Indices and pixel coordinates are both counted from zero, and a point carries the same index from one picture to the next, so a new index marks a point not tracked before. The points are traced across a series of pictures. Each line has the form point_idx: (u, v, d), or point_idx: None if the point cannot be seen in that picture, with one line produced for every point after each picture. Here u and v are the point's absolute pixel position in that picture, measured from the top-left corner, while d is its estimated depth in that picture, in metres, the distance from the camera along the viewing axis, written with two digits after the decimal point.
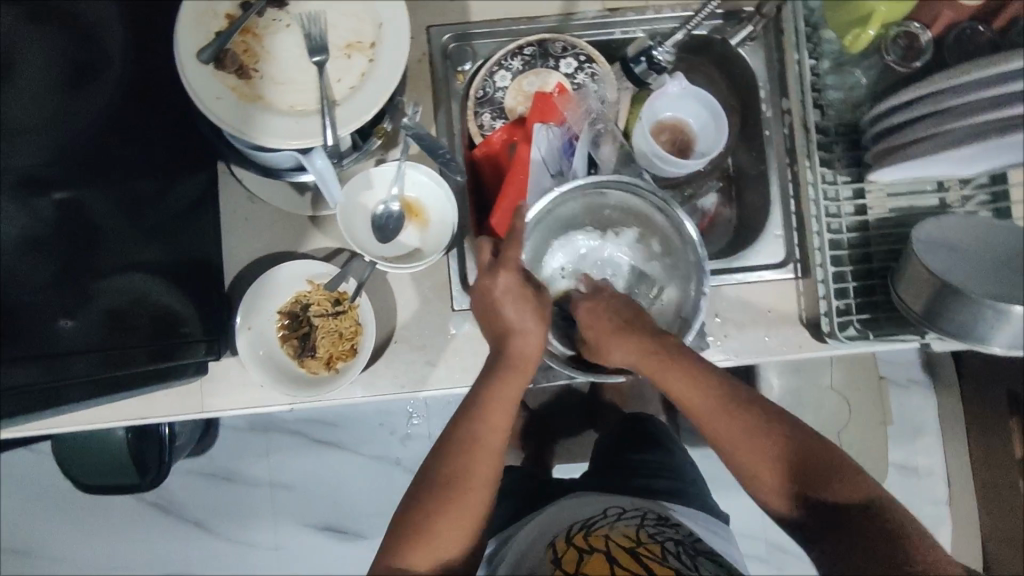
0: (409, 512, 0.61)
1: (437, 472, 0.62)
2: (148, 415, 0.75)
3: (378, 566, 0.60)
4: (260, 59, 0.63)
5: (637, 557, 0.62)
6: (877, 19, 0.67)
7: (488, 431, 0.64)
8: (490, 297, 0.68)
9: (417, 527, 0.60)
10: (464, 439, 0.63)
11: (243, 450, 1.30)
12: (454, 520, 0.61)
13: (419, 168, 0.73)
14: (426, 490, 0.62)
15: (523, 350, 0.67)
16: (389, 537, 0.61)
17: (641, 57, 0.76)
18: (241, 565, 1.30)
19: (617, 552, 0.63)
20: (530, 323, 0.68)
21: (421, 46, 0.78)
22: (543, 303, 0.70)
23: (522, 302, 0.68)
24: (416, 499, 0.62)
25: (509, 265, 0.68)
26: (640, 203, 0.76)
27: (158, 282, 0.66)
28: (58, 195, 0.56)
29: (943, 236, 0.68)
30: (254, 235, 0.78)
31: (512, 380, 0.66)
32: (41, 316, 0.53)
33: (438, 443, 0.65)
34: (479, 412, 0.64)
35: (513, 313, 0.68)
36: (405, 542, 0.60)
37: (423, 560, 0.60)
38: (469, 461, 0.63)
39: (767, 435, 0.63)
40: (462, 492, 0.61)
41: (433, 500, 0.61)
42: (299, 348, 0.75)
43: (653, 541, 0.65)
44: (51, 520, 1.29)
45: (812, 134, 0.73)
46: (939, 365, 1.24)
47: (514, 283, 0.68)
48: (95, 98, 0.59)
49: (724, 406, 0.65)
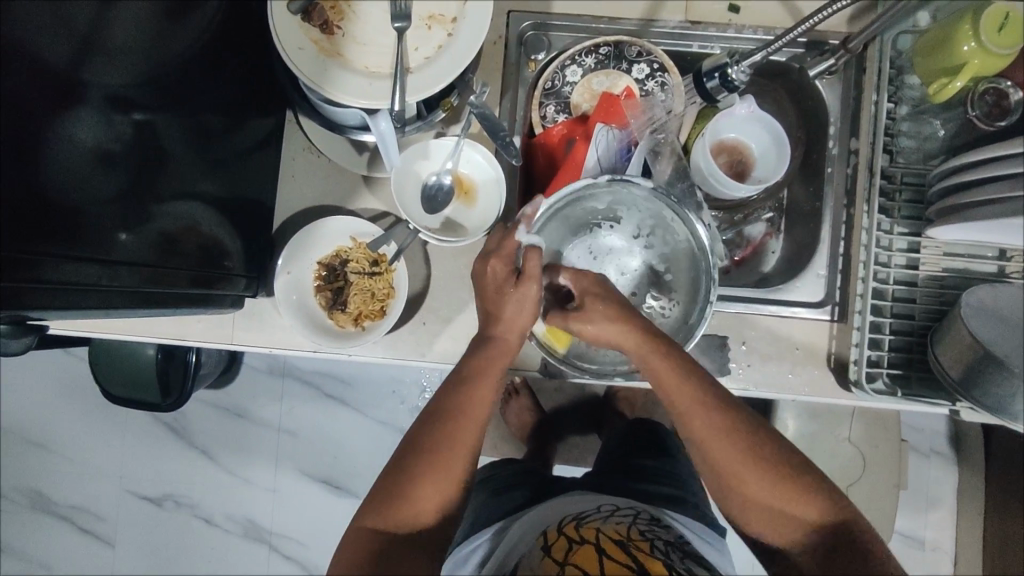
0: (397, 472, 0.62)
1: (424, 437, 0.64)
2: (182, 337, 0.79)
3: (362, 524, 0.61)
4: (345, 17, 0.66)
5: (626, 549, 0.66)
6: (968, 71, 0.64)
7: (470, 402, 0.65)
8: (487, 285, 0.67)
9: (400, 490, 0.61)
10: (448, 407, 0.64)
11: (260, 391, 1.35)
12: (438, 483, 0.62)
13: (476, 148, 0.75)
14: (413, 453, 0.63)
15: (510, 333, 0.67)
16: (372, 498, 0.62)
17: (715, 73, 0.70)
18: (239, 501, 1.35)
19: (605, 543, 0.67)
20: (523, 308, 0.67)
21: (499, 28, 0.79)
22: (530, 292, 0.66)
23: (517, 292, 0.66)
24: (403, 462, 0.63)
25: (503, 253, 0.68)
26: (654, 207, 0.74)
27: (209, 213, 0.69)
28: (137, 117, 0.58)
29: (996, 306, 0.66)
30: (307, 185, 0.81)
31: (496, 358, 0.66)
32: (102, 225, 0.55)
33: (425, 412, 0.66)
34: (465, 382, 0.65)
35: (507, 306, 0.66)
36: (389, 501, 0.61)
37: (404, 518, 0.61)
38: (454, 428, 0.64)
39: (750, 445, 0.63)
40: (449, 457, 0.63)
41: (420, 464, 0.62)
42: (331, 300, 0.78)
43: (643, 539, 0.69)
44: (73, 422, 1.37)
45: (876, 179, 0.72)
46: (967, 440, 1.19)
47: (503, 272, 0.67)
48: (184, 32, 0.62)
49: (721, 436, 0.63)
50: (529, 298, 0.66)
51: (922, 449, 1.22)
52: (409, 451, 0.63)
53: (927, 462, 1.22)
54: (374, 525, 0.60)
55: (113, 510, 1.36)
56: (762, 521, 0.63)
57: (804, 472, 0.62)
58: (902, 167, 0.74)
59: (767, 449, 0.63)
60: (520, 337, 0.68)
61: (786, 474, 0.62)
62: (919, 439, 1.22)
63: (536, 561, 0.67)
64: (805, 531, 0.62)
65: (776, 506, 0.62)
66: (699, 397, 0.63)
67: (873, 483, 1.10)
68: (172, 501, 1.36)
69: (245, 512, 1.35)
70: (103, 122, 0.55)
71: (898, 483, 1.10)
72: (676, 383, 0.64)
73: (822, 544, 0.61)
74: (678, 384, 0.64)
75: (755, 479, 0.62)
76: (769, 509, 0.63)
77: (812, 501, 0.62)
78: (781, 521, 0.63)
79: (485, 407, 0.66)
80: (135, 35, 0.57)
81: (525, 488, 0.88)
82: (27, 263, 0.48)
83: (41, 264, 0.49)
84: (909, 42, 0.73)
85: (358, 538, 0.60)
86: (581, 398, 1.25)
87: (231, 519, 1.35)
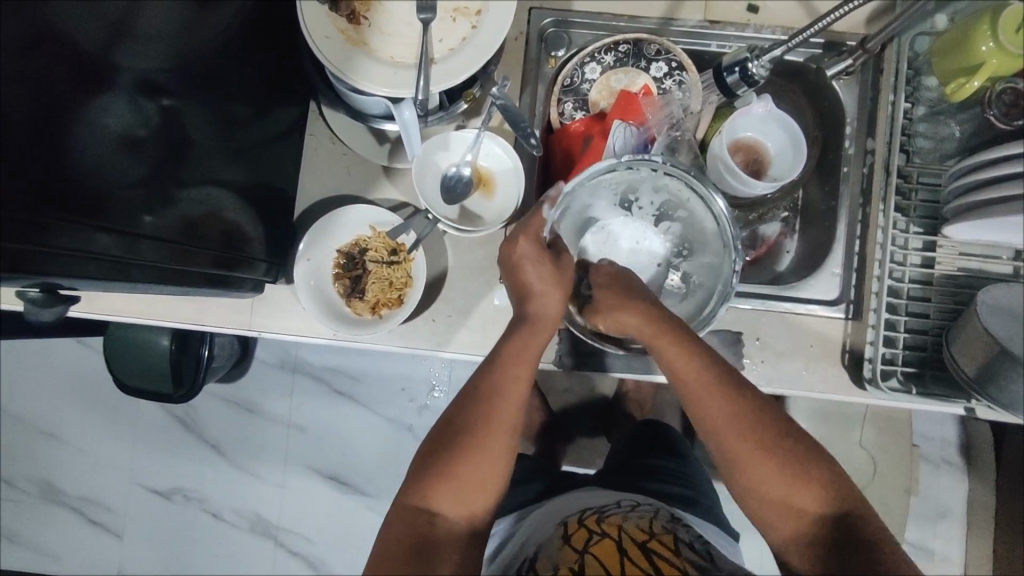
0: (438, 455, 0.63)
1: (464, 417, 0.64)
2: (202, 322, 0.80)
3: (402, 504, 0.62)
4: (371, 8, 0.68)
5: (647, 549, 0.66)
6: (984, 72, 0.65)
7: (508, 382, 0.65)
8: (514, 260, 0.70)
9: (440, 472, 0.62)
10: (487, 386, 0.65)
11: (271, 386, 1.35)
12: (481, 465, 0.63)
13: (495, 140, 0.76)
14: (449, 437, 0.64)
15: (542, 309, 0.68)
16: (412, 477, 0.64)
17: (734, 68, 0.72)
18: (246, 495, 1.35)
19: (628, 541, 0.67)
20: (550, 285, 0.69)
21: (521, 24, 0.81)
22: (564, 270, 0.71)
23: (542, 265, 0.70)
24: (443, 444, 0.64)
25: (528, 231, 0.71)
26: (673, 190, 0.74)
27: (232, 199, 0.70)
28: (164, 102, 0.60)
29: (1010, 304, 0.66)
30: (328, 175, 0.82)
31: (532, 335, 0.67)
32: (127, 204, 0.56)
33: (463, 394, 0.66)
34: (499, 363, 0.66)
35: (536, 279, 0.69)
36: (431, 483, 0.62)
37: (447, 500, 0.62)
38: (490, 411, 0.64)
39: (751, 420, 0.62)
40: (488, 439, 0.63)
41: (456, 448, 0.63)
42: (349, 288, 0.79)
43: (666, 533, 0.69)
44: (84, 412, 1.38)
45: (892, 178, 0.73)
46: (979, 450, 1.18)
47: (532, 249, 0.70)
48: (214, 21, 0.64)
49: (737, 427, 0.62)
50: (562, 281, 0.70)
51: (933, 458, 1.21)
52: (447, 435, 0.64)
53: (938, 471, 1.20)
54: (413, 504, 0.62)
55: (122, 501, 1.37)
56: (764, 514, 0.62)
57: (817, 468, 0.62)
58: (918, 166, 0.75)
59: (777, 441, 0.62)
60: (559, 311, 0.69)
61: (803, 466, 0.61)
62: (931, 448, 1.21)
63: (554, 547, 0.68)
64: (806, 523, 0.61)
65: (774, 492, 0.61)
66: (694, 368, 0.63)
67: (883, 489, 1.09)
68: (180, 494, 1.36)
69: (251, 506, 1.35)
70: (132, 108, 0.57)
71: (908, 490, 1.09)
72: (694, 371, 0.63)
73: (819, 536, 0.60)
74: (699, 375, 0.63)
75: (765, 468, 0.61)
76: (782, 499, 0.61)
77: (813, 486, 0.61)
78: (793, 516, 0.61)
79: (524, 387, 0.66)
80: (168, 23, 0.59)
81: (536, 482, 0.89)
82: (47, 227, 0.49)
83: (64, 232, 0.50)
84: (926, 44, 0.74)
85: (399, 516, 0.62)
86: (589, 398, 1.25)
87: (238, 513, 1.36)
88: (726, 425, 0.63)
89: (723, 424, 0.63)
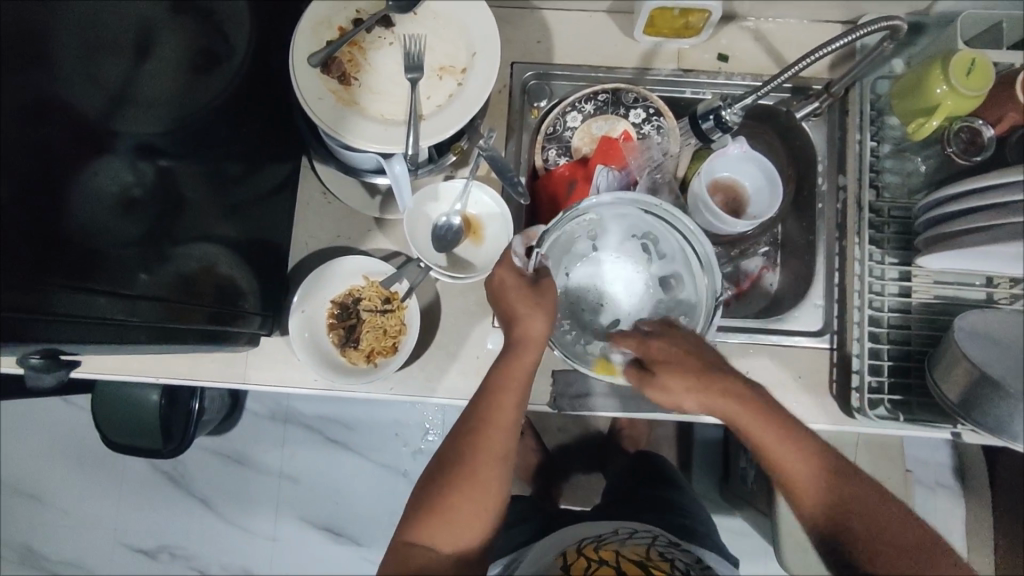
0: (430, 489, 0.64)
1: (452, 450, 0.65)
2: (195, 377, 0.80)
3: (397, 542, 0.63)
4: (361, 70, 0.71)
5: (647, 569, 0.68)
6: (942, 112, 0.69)
7: (496, 411, 0.64)
8: (495, 292, 0.69)
9: (433, 505, 0.63)
10: (474, 419, 0.65)
11: (262, 437, 1.34)
12: (473, 497, 0.63)
13: (483, 189, 0.79)
14: (438, 467, 0.65)
15: (527, 333, 0.66)
16: (407, 515, 0.64)
17: (709, 115, 0.75)
18: (237, 550, 1.32)
19: (626, 565, 0.69)
20: (530, 311, 0.66)
21: (504, 78, 0.84)
22: (547, 294, 0.68)
23: (524, 297, 0.67)
24: (435, 475, 0.65)
25: (510, 261, 0.69)
26: (644, 223, 0.75)
27: (227, 254, 0.71)
28: (161, 163, 0.61)
29: (986, 329, 0.68)
30: (321, 227, 0.84)
31: (523, 353, 0.66)
32: (124, 266, 0.57)
33: (454, 430, 0.66)
34: (486, 391, 0.65)
35: (515, 303, 0.67)
36: (423, 517, 0.63)
37: (441, 535, 0.62)
38: (477, 443, 0.64)
39: (810, 453, 0.61)
40: (476, 471, 0.63)
41: (444, 483, 0.63)
42: (344, 337, 0.79)
43: (663, 561, 0.70)
44: (68, 473, 1.34)
45: (865, 213, 0.76)
46: (973, 471, 1.18)
47: (511, 278, 0.68)
48: (211, 84, 0.66)
49: (783, 447, 0.61)
50: (545, 302, 0.67)
51: (927, 482, 1.22)
52: (437, 469, 0.65)
53: (934, 495, 1.21)
54: (409, 542, 0.62)
55: (107, 565, 1.33)
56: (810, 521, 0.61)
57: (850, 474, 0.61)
58: (889, 202, 0.78)
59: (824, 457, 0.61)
60: (545, 333, 0.66)
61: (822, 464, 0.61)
62: (925, 471, 1.22)
63: None
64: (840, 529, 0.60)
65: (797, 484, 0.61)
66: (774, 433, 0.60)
67: None
68: (168, 553, 1.32)
69: (243, 562, 1.32)
70: (129, 169, 0.58)
71: None
72: (724, 391, 0.61)
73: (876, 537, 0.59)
74: (733, 400, 0.61)
75: (800, 468, 0.61)
76: (809, 501, 0.61)
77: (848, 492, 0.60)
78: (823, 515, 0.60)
79: (511, 415, 0.65)
80: (166, 89, 0.61)
81: (536, 521, 0.88)
82: (43, 293, 0.49)
83: (53, 295, 0.50)
84: (887, 86, 0.79)
85: (398, 554, 0.62)
86: (584, 437, 1.25)
87: (230, 570, 1.32)
88: (791, 461, 0.61)
89: (795, 472, 0.61)
